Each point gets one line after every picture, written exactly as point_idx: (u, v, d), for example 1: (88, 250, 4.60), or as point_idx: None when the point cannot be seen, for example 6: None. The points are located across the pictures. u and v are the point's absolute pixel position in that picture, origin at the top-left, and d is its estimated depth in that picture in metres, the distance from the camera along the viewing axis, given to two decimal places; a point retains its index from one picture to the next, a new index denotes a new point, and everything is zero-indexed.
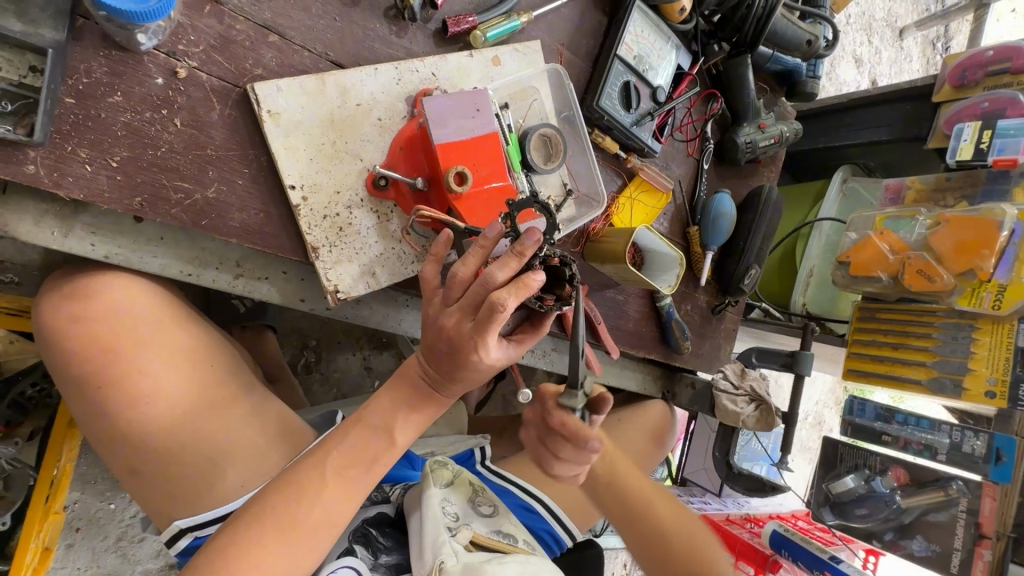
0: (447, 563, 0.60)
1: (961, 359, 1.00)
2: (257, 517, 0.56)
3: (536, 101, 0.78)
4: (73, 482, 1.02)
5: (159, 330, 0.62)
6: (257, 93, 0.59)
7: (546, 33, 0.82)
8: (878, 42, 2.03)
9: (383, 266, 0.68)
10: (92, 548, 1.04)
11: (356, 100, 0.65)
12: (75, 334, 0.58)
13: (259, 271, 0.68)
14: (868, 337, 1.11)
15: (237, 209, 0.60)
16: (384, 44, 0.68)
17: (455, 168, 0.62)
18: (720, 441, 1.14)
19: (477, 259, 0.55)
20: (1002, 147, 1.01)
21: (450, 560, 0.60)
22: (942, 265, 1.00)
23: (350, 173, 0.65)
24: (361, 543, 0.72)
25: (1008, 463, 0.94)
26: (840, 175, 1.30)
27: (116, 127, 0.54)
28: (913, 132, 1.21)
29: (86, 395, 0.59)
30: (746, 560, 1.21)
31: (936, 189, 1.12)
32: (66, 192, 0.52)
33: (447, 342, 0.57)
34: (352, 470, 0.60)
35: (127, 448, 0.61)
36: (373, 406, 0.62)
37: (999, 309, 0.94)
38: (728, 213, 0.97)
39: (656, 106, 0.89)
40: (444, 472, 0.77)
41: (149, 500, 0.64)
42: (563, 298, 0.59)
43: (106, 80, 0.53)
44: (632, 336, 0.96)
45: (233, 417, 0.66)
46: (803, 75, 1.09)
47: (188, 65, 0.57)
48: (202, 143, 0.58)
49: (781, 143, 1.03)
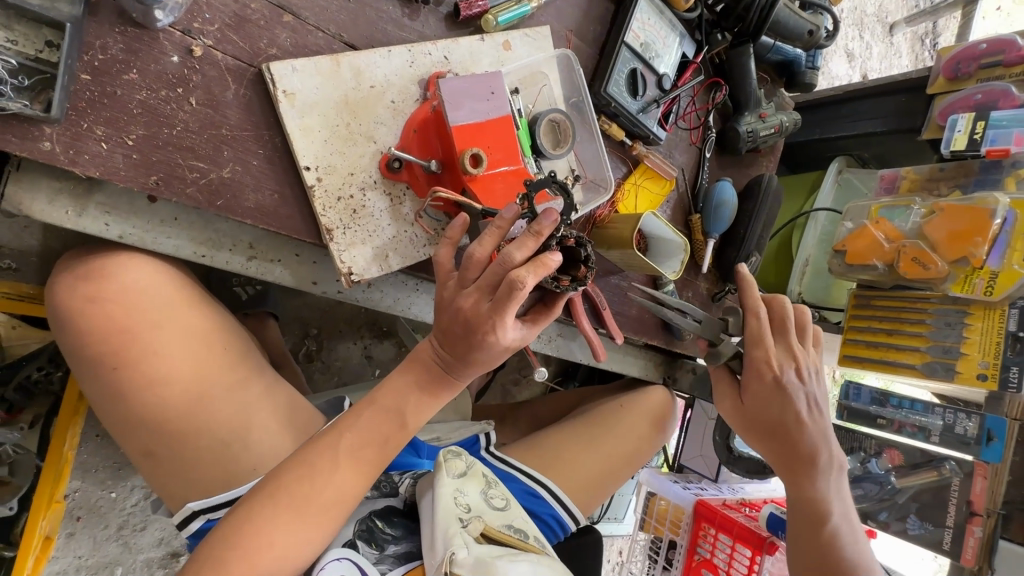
0: (458, 556, 0.61)
1: (953, 344, 1.02)
2: (271, 496, 0.56)
3: (546, 86, 0.78)
4: (73, 471, 1.01)
5: (175, 312, 0.62)
6: (272, 72, 0.59)
7: (555, 19, 0.83)
8: (869, 37, 2.06)
9: (396, 249, 0.68)
10: (93, 537, 1.03)
11: (369, 82, 0.65)
12: (92, 315, 0.58)
13: (272, 253, 0.68)
14: (863, 325, 1.13)
15: (252, 189, 0.60)
16: (396, 27, 0.68)
17: (470, 150, 0.62)
18: (720, 425, 1.22)
19: (494, 240, 0.56)
20: (994, 138, 1.04)
21: (461, 552, 0.61)
22: (936, 253, 1.03)
23: (363, 155, 0.65)
24: (365, 539, 0.70)
25: (999, 443, 0.97)
26: (837, 166, 1.32)
27: (131, 105, 0.53)
28: (907, 123, 1.24)
29: (101, 377, 0.59)
30: (743, 542, 1.21)
31: (930, 179, 1.15)
32: (82, 169, 0.51)
33: (462, 324, 0.57)
34: (368, 450, 0.60)
35: (142, 429, 0.61)
36: (385, 388, 0.62)
37: (991, 295, 0.97)
38: (729, 201, 0.98)
39: (662, 94, 0.90)
40: (458, 463, 0.75)
41: (162, 483, 0.64)
42: (579, 279, 0.60)
43: (122, 56, 0.53)
44: (636, 322, 0.98)
45: (247, 399, 0.66)
46: (802, 65, 1.11)
47: (203, 43, 0.56)
48: (218, 122, 0.58)
49: (781, 133, 1.05)
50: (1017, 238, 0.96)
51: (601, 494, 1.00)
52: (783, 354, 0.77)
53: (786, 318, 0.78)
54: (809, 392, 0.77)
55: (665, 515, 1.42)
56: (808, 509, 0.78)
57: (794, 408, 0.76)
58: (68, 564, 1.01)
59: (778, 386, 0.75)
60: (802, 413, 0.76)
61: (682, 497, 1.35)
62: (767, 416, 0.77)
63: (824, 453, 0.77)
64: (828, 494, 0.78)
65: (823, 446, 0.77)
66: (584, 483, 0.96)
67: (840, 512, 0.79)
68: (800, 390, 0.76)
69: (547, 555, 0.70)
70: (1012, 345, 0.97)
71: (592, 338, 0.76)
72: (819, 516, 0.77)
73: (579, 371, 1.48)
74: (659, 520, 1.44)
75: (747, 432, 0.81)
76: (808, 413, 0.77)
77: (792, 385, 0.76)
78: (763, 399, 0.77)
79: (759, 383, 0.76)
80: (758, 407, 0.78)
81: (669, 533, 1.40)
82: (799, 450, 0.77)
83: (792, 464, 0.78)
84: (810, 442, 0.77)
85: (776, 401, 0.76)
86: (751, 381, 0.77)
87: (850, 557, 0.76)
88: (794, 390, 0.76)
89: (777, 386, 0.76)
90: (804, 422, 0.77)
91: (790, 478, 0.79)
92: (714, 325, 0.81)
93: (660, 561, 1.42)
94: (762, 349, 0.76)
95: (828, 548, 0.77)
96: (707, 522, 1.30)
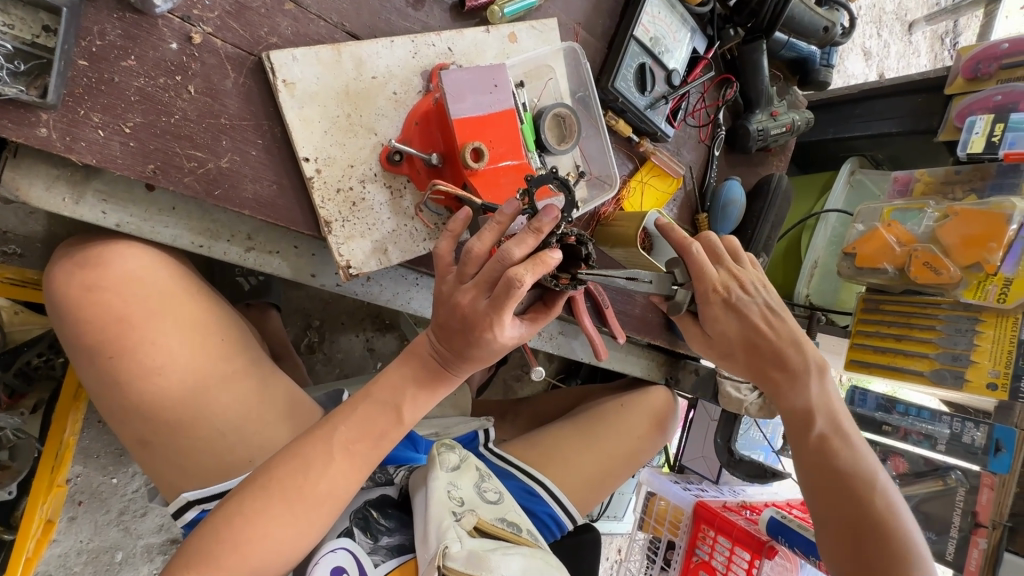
0: (451, 549, 0.60)
1: (962, 351, 1.00)
2: (264, 490, 0.56)
3: (552, 80, 0.76)
4: (75, 456, 1.02)
5: (169, 301, 0.62)
6: (272, 61, 0.58)
7: (563, 11, 0.81)
8: (887, 35, 2.01)
9: (395, 243, 0.67)
10: (94, 521, 1.04)
11: (371, 74, 0.64)
12: (88, 304, 0.58)
13: (270, 245, 0.67)
14: (871, 328, 1.12)
15: (250, 179, 0.59)
16: (400, 17, 0.67)
17: (471, 144, 0.61)
18: (722, 427, 1.19)
19: (494, 235, 0.54)
20: (1013, 140, 1.01)
21: (454, 546, 0.61)
22: (949, 258, 1.01)
23: (364, 148, 0.64)
24: (361, 526, 0.70)
25: (1007, 453, 0.95)
26: (849, 167, 1.29)
27: (130, 93, 0.53)
28: (923, 124, 1.21)
29: (96, 366, 0.59)
30: (741, 545, 1.21)
31: (945, 182, 1.12)
32: (79, 157, 0.51)
33: (459, 320, 0.56)
34: (361, 445, 0.59)
35: (138, 418, 0.60)
36: (382, 381, 0.61)
37: (1004, 302, 0.94)
38: (738, 200, 0.96)
39: (671, 90, 0.88)
40: (451, 456, 0.76)
41: (157, 472, 0.64)
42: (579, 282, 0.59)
43: (120, 43, 0.52)
44: (639, 322, 0.97)
45: (243, 389, 0.66)
46: (816, 63, 1.08)
47: (203, 30, 0.56)
48: (217, 112, 0.57)
49: (792, 132, 1.03)
50: None
51: (597, 492, 0.98)
52: (727, 276, 0.73)
53: (713, 245, 0.75)
54: (768, 300, 0.74)
55: (665, 516, 1.41)
56: (796, 418, 0.75)
57: (749, 320, 0.73)
58: (70, 548, 1.02)
59: (730, 299, 0.73)
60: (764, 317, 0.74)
61: (682, 498, 1.35)
62: (737, 336, 0.74)
63: (799, 359, 0.74)
64: (814, 401, 0.75)
65: (798, 349, 0.74)
66: (580, 480, 0.95)
67: (829, 420, 0.75)
68: (750, 303, 0.73)
69: (540, 548, 0.70)
70: None
71: (594, 336, 0.74)
72: (808, 423, 0.75)
73: (580, 368, 1.48)
74: (659, 520, 1.43)
75: (724, 360, 0.78)
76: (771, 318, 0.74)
77: (741, 301, 0.73)
78: (719, 320, 0.74)
79: (709, 310, 0.73)
80: (721, 331, 0.74)
81: (668, 533, 1.39)
82: (777, 360, 0.74)
83: (773, 377, 0.75)
84: (782, 349, 0.74)
85: (730, 320, 0.73)
86: (702, 310, 0.74)
87: (847, 465, 0.73)
88: (745, 303, 0.73)
89: (726, 307, 0.73)
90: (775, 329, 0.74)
91: (773, 392, 0.76)
92: (666, 279, 0.72)
93: (658, 561, 1.42)
94: (707, 281, 0.71)
95: (823, 458, 0.74)
96: (706, 524, 1.29)
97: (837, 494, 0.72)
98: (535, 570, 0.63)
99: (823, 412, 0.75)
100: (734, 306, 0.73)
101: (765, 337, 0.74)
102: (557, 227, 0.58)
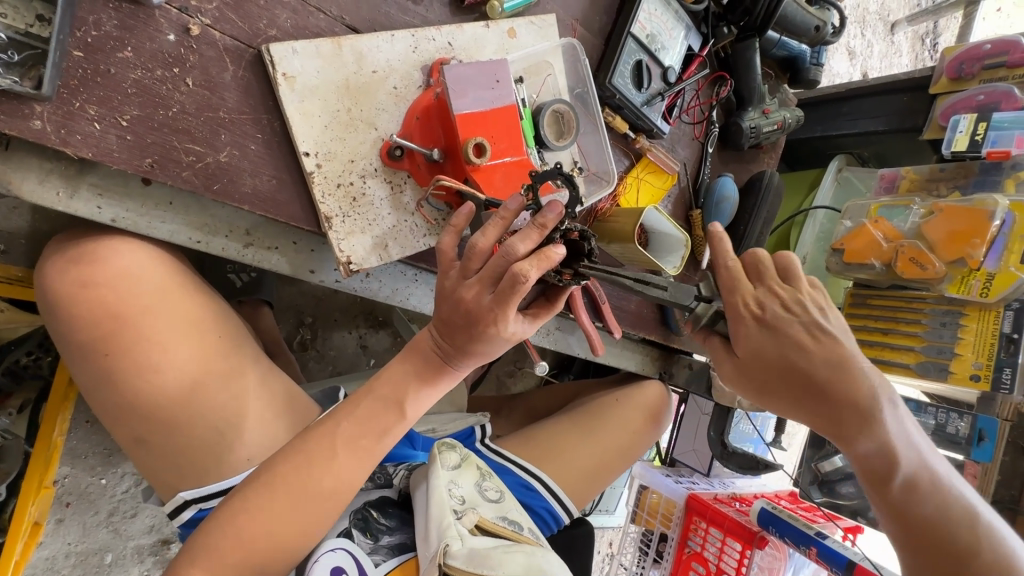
0: (452, 547, 0.61)
1: (947, 344, 1.03)
2: (269, 486, 0.55)
3: (551, 76, 0.76)
4: (62, 456, 0.99)
5: (165, 298, 0.60)
6: (272, 54, 0.57)
7: (561, 8, 0.81)
8: (870, 35, 2.05)
9: (396, 239, 0.67)
10: (83, 523, 1.02)
11: (371, 68, 0.63)
12: (81, 300, 0.56)
13: (268, 240, 0.66)
14: (860, 323, 1.14)
15: (249, 174, 0.58)
16: (400, 10, 0.66)
17: (474, 140, 0.61)
18: (716, 420, 1.22)
19: (497, 231, 0.54)
20: (995, 139, 1.05)
21: (455, 544, 0.61)
22: (934, 253, 1.03)
23: (364, 143, 0.64)
24: (361, 527, 0.69)
25: (989, 443, 0.98)
26: (837, 164, 1.32)
27: (126, 85, 0.52)
28: (909, 122, 1.23)
29: (90, 364, 0.58)
30: (733, 536, 1.24)
31: (930, 179, 1.15)
32: (74, 150, 0.50)
33: (463, 315, 0.56)
34: (364, 440, 0.59)
35: (134, 418, 0.59)
36: (384, 377, 0.61)
37: (987, 296, 0.97)
38: (731, 197, 0.97)
39: (667, 87, 0.89)
40: (452, 455, 0.76)
41: (153, 471, 0.63)
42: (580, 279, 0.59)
43: (116, 33, 0.51)
44: (635, 318, 0.98)
45: (241, 387, 0.65)
46: (806, 62, 1.10)
47: (202, 22, 0.55)
48: (215, 105, 0.56)
49: (783, 130, 1.04)
50: (1015, 242, 0.96)
51: (593, 485, 0.99)
52: (766, 293, 0.63)
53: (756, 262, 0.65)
54: (815, 316, 0.61)
55: (657, 509, 1.42)
56: (876, 464, 0.61)
57: (791, 342, 0.60)
58: (58, 550, 1.00)
59: (771, 319, 0.61)
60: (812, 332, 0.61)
61: (674, 491, 1.36)
62: (779, 363, 0.61)
63: (850, 387, 0.59)
64: (889, 444, 0.60)
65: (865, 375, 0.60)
66: (577, 474, 0.96)
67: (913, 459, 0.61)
68: (796, 323, 0.61)
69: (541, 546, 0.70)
70: (1006, 346, 0.97)
71: (590, 330, 0.74)
72: (888, 468, 0.60)
73: (573, 363, 1.48)
74: (651, 513, 1.45)
75: (762, 395, 0.64)
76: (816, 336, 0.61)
77: (780, 319, 0.61)
78: (755, 345, 0.61)
79: (745, 334, 0.62)
80: (755, 354, 0.61)
81: (660, 526, 1.41)
82: (842, 405, 0.59)
83: (839, 421, 0.60)
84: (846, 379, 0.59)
85: (765, 343, 0.61)
86: (734, 332, 0.62)
87: (932, 507, 0.60)
88: (788, 323, 0.61)
89: (761, 327, 0.61)
90: (833, 354, 0.60)
91: (834, 433, 0.61)
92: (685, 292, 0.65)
93: (651, 553, 1.44)
94: (737, 293, 0.62)
95: (907, 503, 0.61)
96: (698, 516, 1.31)
97: (924, 535, 0.61)
98: (537, 566, 0.62)
99: (905, 448, 0.61)
100: (783, 322, 0.61)
101: (807, 366, 0.60)
102: (561, 223, 0.58)
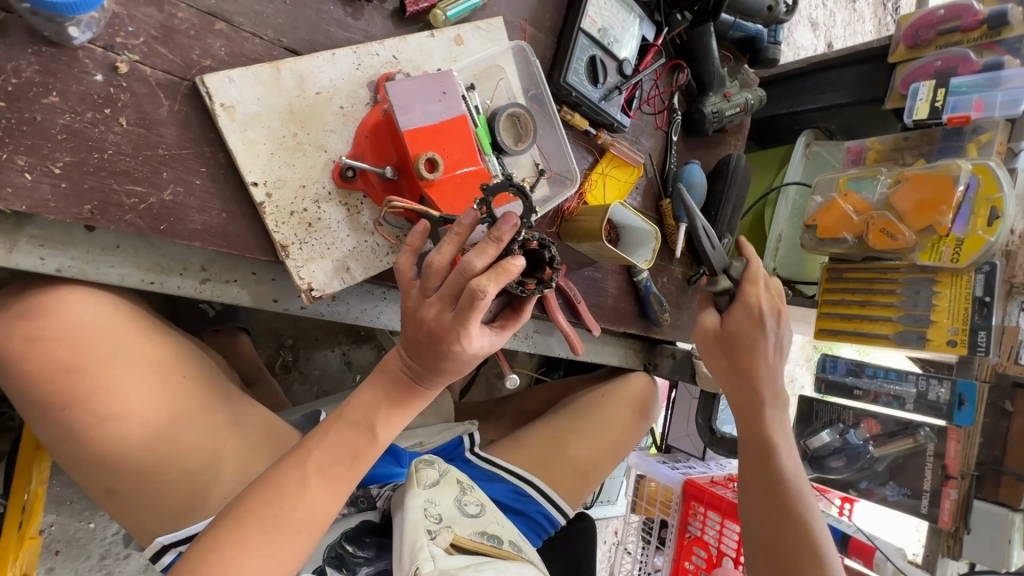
0: (423, 568, 0.58)
1: (923, 312, 1.03)
2: (240, 522, 0.53)
3: (503, 80, 0.75)
4: (47, 505, 0.97)
5: (121, 343, 0.58)
6: (207, 86, 0.55)
7: (508, 9, 0.80)
8: (832, 4, 2.04)
9: (358, 261, 0.66)
10: (74, 569, 1.00)
11: (314, 90, 0.62)
12: (30, 355, 0.54)
13: (227, 275, 0.65)
14: (837, 298, 1.14)
15: (197, 210, 0.57)
16: (340, 28, 0.64)
17: (425, 155, 0.60)
18: (703, 407, 1.24)
19: (454, 247, 0.53)
20: (955, 105, 1.05)
21: (427, 565, 0.58)
22: (904, 224, 1.04)
23: (315, 166, 0.62)
24: (335, 565, 0.68)
25: (970, 406, 1.00)
26: (804, 140, 1.32)
27: (54, 130, 0.50)
28: (870, 93, 1.23)
29: (49, 419, 0.56)
30: (730, 519, 1.22)
31: (895, 149, 1.15)
32: (7, 204, 0.48)
33: (426, 335, 0.55)
34: (337, 466, 0.58)
35: (97, 470, 0.57)
36: (353, 403, 0.60)
37: (958, 261, 0.98)
38: (699, 182, 0.99)
39: (624, 80, 0.88)
40: (429, 472, 0.75)
41: (126, 520, 0.61)
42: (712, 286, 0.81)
43: (38, 79, 0.49)
44: (612, 313, 0.97)
45: (210, 427, 0.63)
46: (764, 42, 1.09)
47: (129, 58, 0.53)
48: (153, 142, 0.54)
49: (746, 111, 1.03)
50: (980, 205, 0.97)
51: (589, 483, 0.98)
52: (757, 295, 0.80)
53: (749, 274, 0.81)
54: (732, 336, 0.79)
55: (656, 497, 1.44)
56: (762, 448, 0.78)
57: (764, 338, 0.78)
58: None
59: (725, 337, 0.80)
60: (766, 446, 0.78)
61: (671, 478, 1.38)
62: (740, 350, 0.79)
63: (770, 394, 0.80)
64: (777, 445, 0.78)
65: (782, 480, 0.76)
66: (570, 473, 0.96)
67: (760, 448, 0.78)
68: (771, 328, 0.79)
69: (522, 561, 0.67)
70: (980, 309, 0.98)
71: (569, 332, 0.76)
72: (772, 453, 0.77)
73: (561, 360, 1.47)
74: (650, 502, 1.46)
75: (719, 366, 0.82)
76: (751, 358, 0.79)
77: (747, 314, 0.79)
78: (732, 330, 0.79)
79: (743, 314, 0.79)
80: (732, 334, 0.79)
81: (660, 513, 1.42)
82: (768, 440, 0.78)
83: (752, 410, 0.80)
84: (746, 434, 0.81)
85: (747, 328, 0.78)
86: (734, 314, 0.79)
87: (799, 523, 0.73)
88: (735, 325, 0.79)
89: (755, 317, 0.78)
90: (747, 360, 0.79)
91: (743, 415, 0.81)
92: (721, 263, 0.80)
93: (653, 541, 1.46)
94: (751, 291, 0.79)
95: (773, 489, 0.76)
96: (695, 501, 1.31)
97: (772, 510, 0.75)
98: None
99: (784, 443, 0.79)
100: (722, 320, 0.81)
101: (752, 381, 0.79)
102: (517, 236, 0.57)
